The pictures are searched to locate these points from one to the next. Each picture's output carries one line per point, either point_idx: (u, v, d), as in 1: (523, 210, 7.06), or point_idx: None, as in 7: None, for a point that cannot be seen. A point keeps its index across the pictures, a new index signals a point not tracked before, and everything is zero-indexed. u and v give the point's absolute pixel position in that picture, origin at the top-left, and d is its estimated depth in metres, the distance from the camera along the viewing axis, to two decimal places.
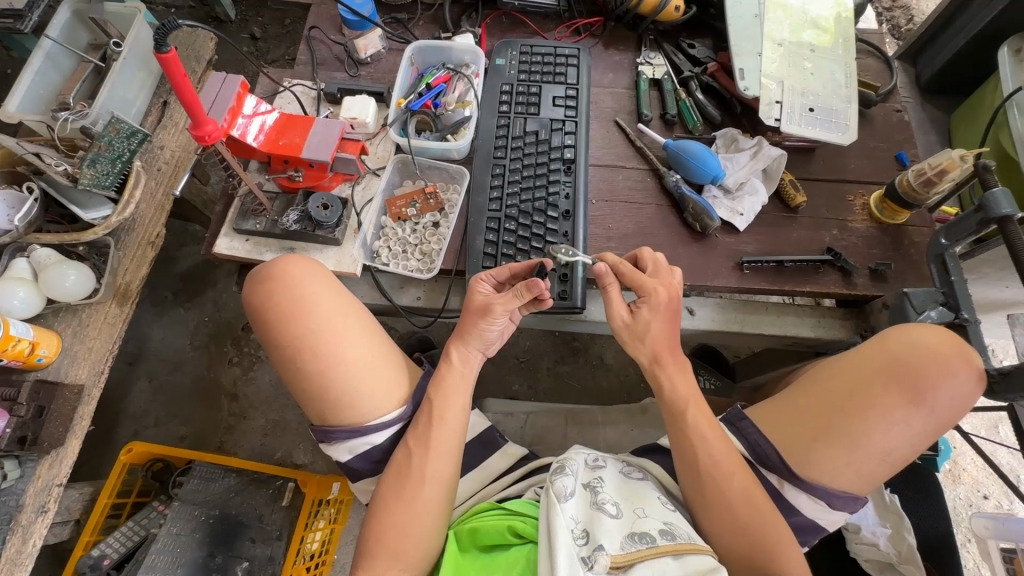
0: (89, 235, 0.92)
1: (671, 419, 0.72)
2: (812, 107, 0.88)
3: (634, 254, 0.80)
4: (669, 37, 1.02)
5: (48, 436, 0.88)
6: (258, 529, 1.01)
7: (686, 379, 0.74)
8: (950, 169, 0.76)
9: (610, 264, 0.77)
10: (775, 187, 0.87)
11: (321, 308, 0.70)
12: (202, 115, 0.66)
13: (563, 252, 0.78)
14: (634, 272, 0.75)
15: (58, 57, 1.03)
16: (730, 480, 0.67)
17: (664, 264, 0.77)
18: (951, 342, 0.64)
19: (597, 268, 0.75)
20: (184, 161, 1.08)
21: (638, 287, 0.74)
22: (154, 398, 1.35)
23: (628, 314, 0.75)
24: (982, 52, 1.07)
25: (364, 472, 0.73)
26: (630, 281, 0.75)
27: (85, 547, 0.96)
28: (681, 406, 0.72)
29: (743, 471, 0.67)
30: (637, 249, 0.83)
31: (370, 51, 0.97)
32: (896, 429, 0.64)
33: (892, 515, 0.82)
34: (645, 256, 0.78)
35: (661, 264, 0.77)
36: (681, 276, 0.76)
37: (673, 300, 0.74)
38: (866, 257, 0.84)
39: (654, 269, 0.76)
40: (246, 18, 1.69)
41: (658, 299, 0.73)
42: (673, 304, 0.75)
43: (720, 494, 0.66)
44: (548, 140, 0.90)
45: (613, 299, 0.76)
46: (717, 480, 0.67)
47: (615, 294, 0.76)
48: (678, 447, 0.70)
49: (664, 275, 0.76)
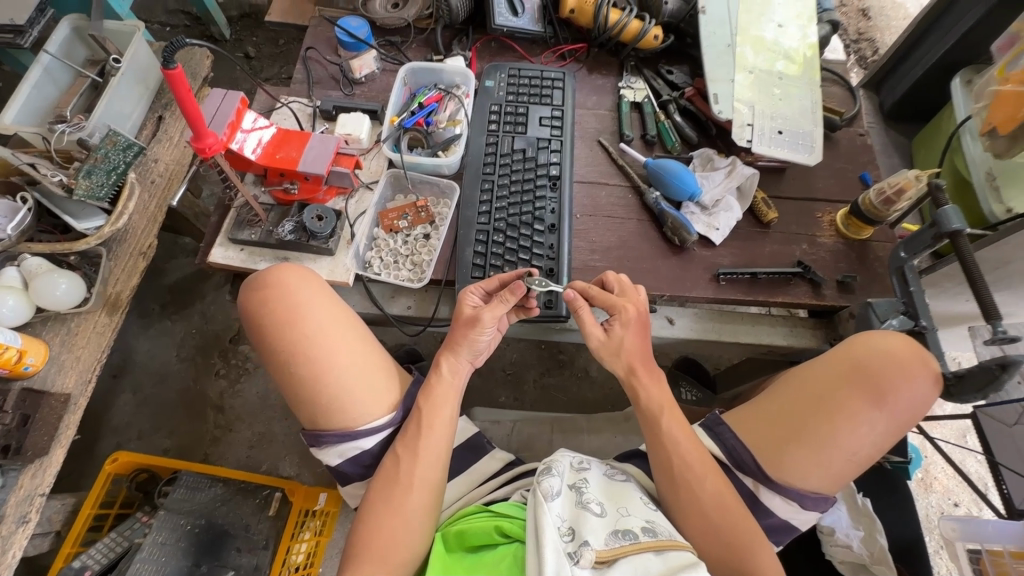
0: (82, 244, 0.93)
1: (647, 425, 0.75)
2: (781, 130, 0.94)
3: (599, 278, 0.84)
4: (650, 63, 1.08)
5: (32, 445, 0.88)
6: (244, 539, 1.01)
7: (661, 389, 0.77)
8: (907, 188, 0.82)
9: (579, 289, 0.80)
10: (748, 204, 0.93)
11: (315, 315, 0.72)
12: (203, 128, 0.69)
13: (537, 283, 0.78)
14: (602, 294, 0.79)
15: (56, 73, 1.05)
16: (702, 483, 0.69)
17: (629, 285, 0.81)
18: (909, 347, 0.69)
19: (565, 295, 0.78)
20: (178, 175, 1.09)
21: (609, 307, 0.77)
22: (138, 410, 1.34)
23: (603, 333, 0.79)
24: (938, 82, 1.15)
25: (354, 476, 0.75)
26: (601, 303, 0.78)
27: (66, 559, 0.95)
28: (656, 413, 0.75)
29: (714, 473, 0.70)
30: (605, 272, 0.86)
31: (365, 71, 1.01)
32: (863, 430, 0.68)
33: (865, 518, 0.85)
34: (610, 278, 0.82)
35: (625, 283, 0.81)
36: (644, 293, 0.80)
37: (642, 315, 0.79)
38: (833, 270, 0.89)
39: (619, 289, 0.80)
40: (240, 38, 1.73)
41: (628, 315, 0.77)
42: (642, 318, 0.79)
43: (691, 496, 0.69)
44: (535, 158, 0.94)
45: (585, 321, 0.78)
46: (691, 482, 0.70)
47: (586, 317, 0.78)
48: (655, 452, 0.73)
49: (630, 293, 0.80)
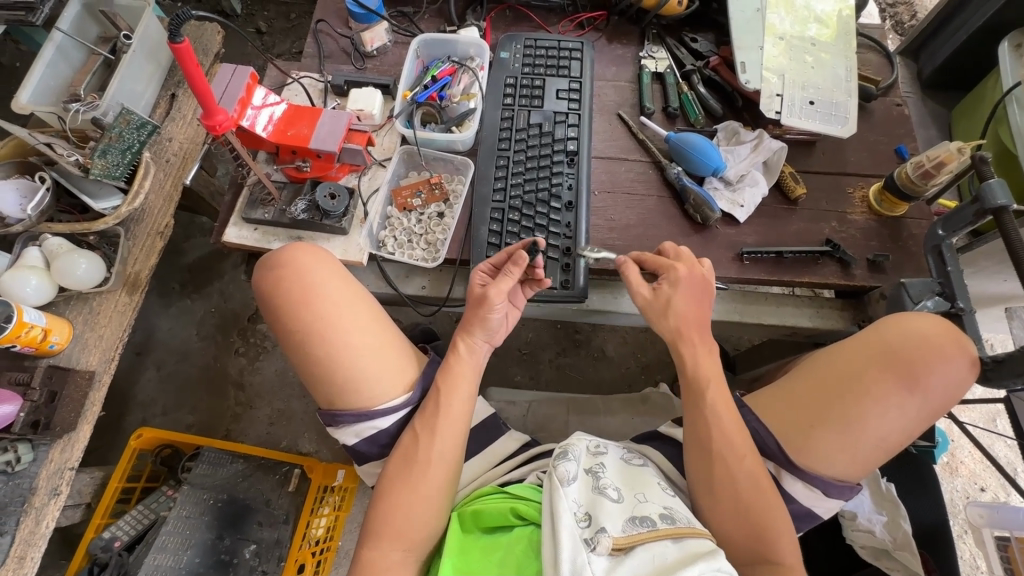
0: (100, 224, 0.88)
1: (690, 397, 0.73)
2: (813, 101, 0.89)
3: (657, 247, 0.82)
4: (672, 31, 1.02)
5: (61, 421, 0.84)
6: (265, 513, 1.08)
7: (709, 360, 0.75)
8: (948, 161, 0.78)
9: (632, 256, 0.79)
10: (775, 179, 0.89)
11: (329, 294, 0.72)
12: (214, 105, 0.67)
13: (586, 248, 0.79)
14: (655, 257, 0.78)
15: (69, 50, 0.98)
16: (740, 462, 0.68)
17: (687, 252, 0.79)
18: (945, 330, 0.66)
19: (619, 261, 0.77)
20: (193, 153, 1.03)
21: (660, 268, 0.76)
22: (163, 386, 1.37)
23: (651, 293, 0.76)
24: (983, 48, 1.08)
25: (370, 455, 0.75)
26: (653, 265, 0.77)
27: (97, 529, 1.02)
28: (703, 383, 0.73)
29: (751, 455, 0.69)
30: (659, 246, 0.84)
31: (376, 44, 0.98)
32: (891, 415, 0.66)
33: (888, 503, 0.82)
34: (668, 248, 0.79)
35: (683, 251, 0.79)
36: (709, 266, 0.78)
37: (697, 278, 0.76)
38: (864, 249, 0.85)
39: (675, 256, 0.78)
40: (252, 13, 1.70)
41: (677, 274, 0.75)
42: (699, 281, 0.76)
43: (726, 468, 0.68)
44: (552, 132, 0.91)
45: (633, 280, 0.76)
46: (726, 460, 0.68)
47: (632, 274, 0.76)
48: (692, 423, 0.72)
49: (687, 258, 0.77)
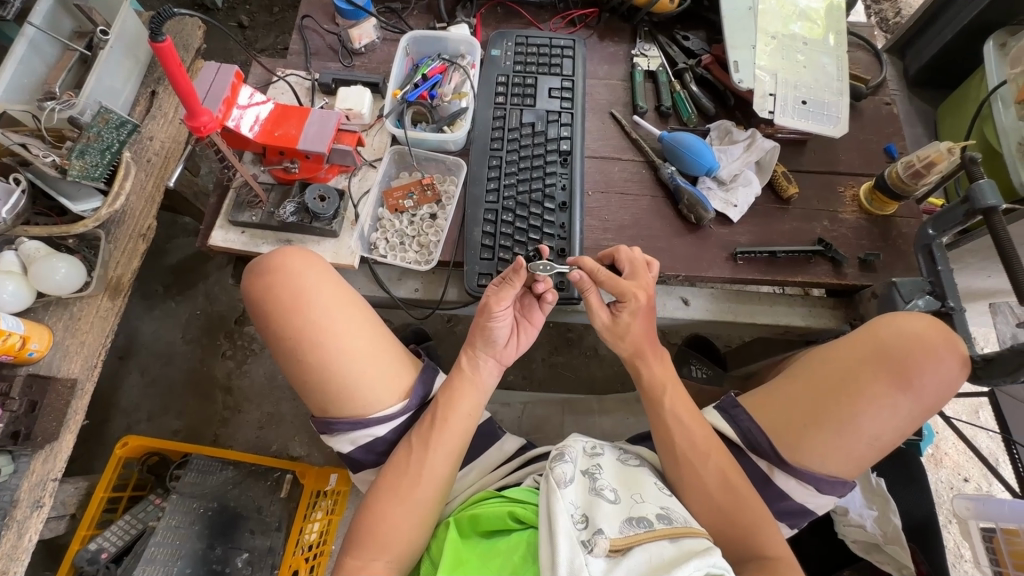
0: (80, 227, 0.84)
1: (650, 404, 0.76)
2: (805, 100, 0.89)
3: (610, 252, 0.80)
4: (664, 28, 1.02)
5: (42, 431, 0.81)
6: (257, 520, 1.07)
7: (663, 367, 0.78)
8: (937, 162, 0.79)
9: (588, 270, 0.76)
10: (768, 178, 0.89)
11: (319, 300, 0.70)
12: (198, 106, 0.64)
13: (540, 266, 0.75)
14: (612, 276, 0.75)
15: (42, 46, 0.92)
16: (704, 459, 0.70)
17: (641, 261, 0.78)
18: (936, 328, 0.67)
19: (574, 276, 0.75)
20: (175, 153, 1.00)
21: (619, 294, 0.75)
22: (147, 391, 1.34)
23: (609, 317, 0.78)
24: (970, 45, 1.09)
25: (366, 463, 0.74)
26: (611, 287, 0.75)
27: (83, 541, 0.99)
28: (660, 389, 0.76)
29: (717, 453, 0.71)
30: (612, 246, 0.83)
31: (364, 41, 0.96)
32: (886, 413, 0.66)
33: (878, 498, 0.83)
34: (623, 256, 0.78)
35: (637, 262, 0.78)
36: (656, 273, 0.78)
37: (651, 301, 0.77)
38: (856, 248, 0.86)
39: (631, 270, 0.77)
40: (234, 6, 1.65)
41: (638, 303, 0.76)
42: (651, 303, 0.77)
43: (696, 469, 0.70)
44: (544, 132, 0.90)
45: (593, 304, 0.77)
46: (693, 454, 0.70)
47: (592, 298, 0.76)
48: (660, 428, 0.74)
49: (642, 275, 0.77)
